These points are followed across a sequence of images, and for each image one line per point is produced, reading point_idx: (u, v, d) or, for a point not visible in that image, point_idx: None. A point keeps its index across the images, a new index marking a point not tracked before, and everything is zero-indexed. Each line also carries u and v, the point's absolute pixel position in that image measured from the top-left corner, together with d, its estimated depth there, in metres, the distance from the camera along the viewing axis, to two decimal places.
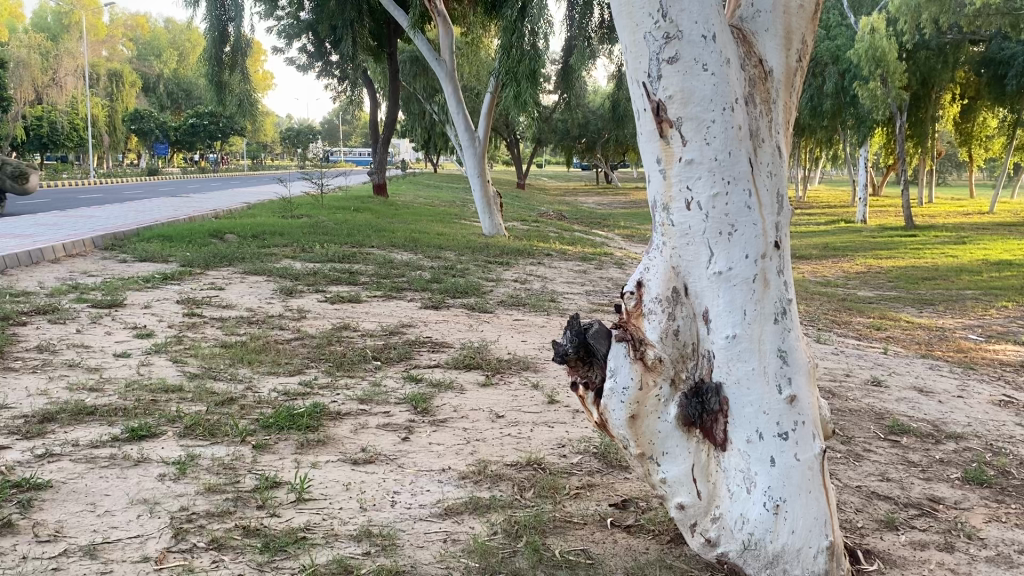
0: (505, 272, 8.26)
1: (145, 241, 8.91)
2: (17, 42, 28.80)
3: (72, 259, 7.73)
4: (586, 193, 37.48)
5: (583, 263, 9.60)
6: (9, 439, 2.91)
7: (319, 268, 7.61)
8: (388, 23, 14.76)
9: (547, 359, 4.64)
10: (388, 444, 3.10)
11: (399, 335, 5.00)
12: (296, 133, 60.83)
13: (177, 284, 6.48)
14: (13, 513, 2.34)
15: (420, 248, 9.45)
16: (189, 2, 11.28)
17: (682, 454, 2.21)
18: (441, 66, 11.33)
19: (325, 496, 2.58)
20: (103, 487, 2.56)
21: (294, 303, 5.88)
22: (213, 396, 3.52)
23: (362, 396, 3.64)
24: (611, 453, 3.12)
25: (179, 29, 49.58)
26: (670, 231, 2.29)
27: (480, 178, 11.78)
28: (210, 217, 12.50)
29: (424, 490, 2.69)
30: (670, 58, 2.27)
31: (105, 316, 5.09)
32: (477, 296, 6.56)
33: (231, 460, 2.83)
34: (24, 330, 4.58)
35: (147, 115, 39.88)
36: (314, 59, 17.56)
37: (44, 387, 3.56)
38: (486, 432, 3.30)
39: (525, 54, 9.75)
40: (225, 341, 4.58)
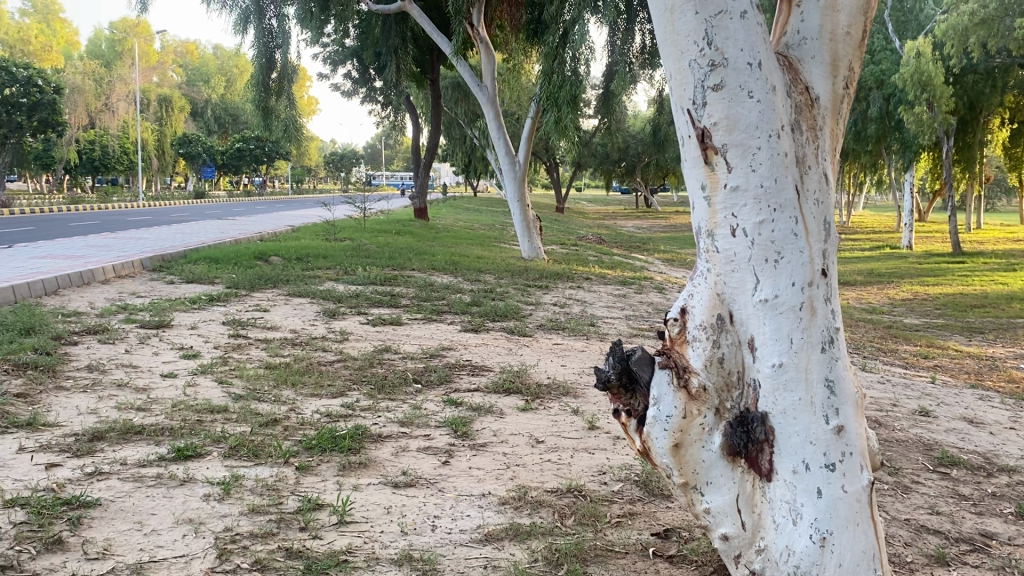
0: (544, 295, 8.27)
1: (193, 262, 9.09)
2: (73, 69, 29.72)
3: (121, 280, 7.91)
4: (627, 217, 37.39)
5: (624, 288, 9.56)
6: (60, 457, 2.99)
7: (362, 290, 7.70)
8: (431, 50, 15.00)
9: (587, 384, 4.62)
10: (429, 468, 3.10)
11: (439, 358, 5.03)
12: (339, 158, 61.91)
13: (223, 305, 6.60)
14: (63, 530, 2.39)
15: (460, 272, 9.49)
16: (238, 29, 11.56)
17: (727, 483, 2.18)
18: (482, 92, 11.41)
19: (367, 519, 2.59)
20: (150, 506, 2.60)
21: (336, 326, 5.95)
22: (257, 417, 3.56)
23: (402, 419, 3.66)
24: (652, 481, 3.09)
25: (228, 55, 50.76)
26: (714, 258, 2.29)
27: (519, 202, 11.84)
28: (256, 240, 12.69)
29: (465, 515, 2.68)
30: (715, 85, 2.27)
31: (152, 337, 5.18)
32: (516, 320, 6.56)
33: (275, 481, 2.86)
34: (76, 350, 4.68)
35: (195, 139, 40.91)
36: (358, 85, 17.90)
37: (94, 406, 3.64)
38: (526, 457, 3.29)
39: (566, 80, 9.79)
40: (270, 362, 4.65)
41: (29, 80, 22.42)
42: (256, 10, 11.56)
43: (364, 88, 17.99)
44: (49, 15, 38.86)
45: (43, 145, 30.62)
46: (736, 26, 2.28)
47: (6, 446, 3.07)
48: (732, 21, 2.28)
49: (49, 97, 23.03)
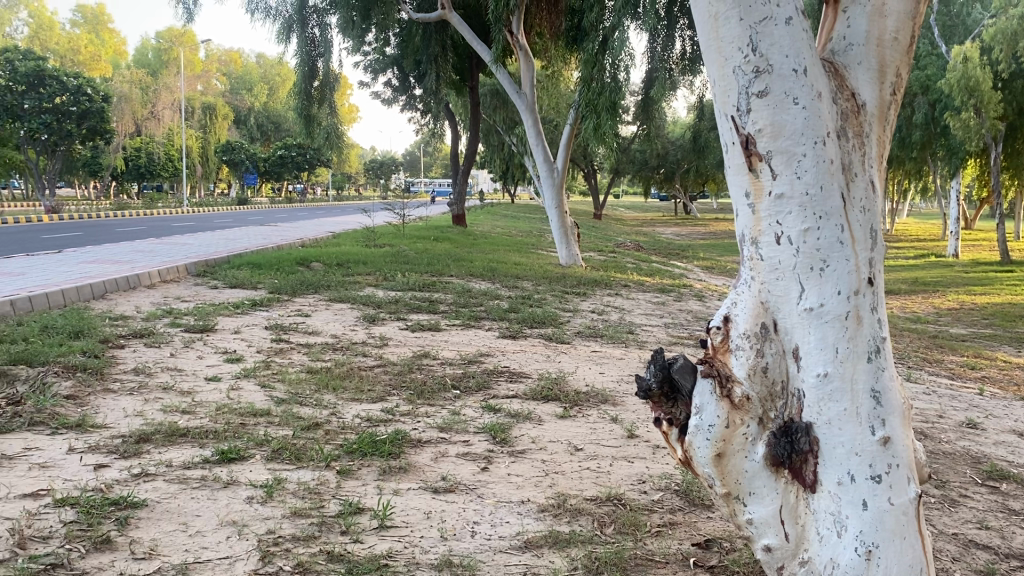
0: (582, 302, 8.25)
1: (236, 267, 9.24)
2: (121, 78, 30.37)
3: (166, 284, 8.05)
4: (666, 224, 37.14)
5: (662, 295, 9.50)
6: (108, 458, 3.05)
7: (401, 296, 7.75)
8: (471, 57, 15.11)
9: (626, 392, 4.59)
10: (468, 473, 3.11)
11: (477, 364, 5.04)
12: (379, 165, 62.46)
13: (266, 310, 6.69)
14: (111, 530, 2.43)
15: (498, 278, 9.51)
16: (281, 38, 11.73)
17: (770, 495, 2.15)
18: (521, 99, 11.42)
19: (406, 524, 2.61)
20: (194, 508, 2.64)
21: (376, 331, 5.99)
22: (299, 421, 3.61)
23: (441, 425, 3.68)
24: (693, 491, 3.06)
25: (270, 63, 51.46)
26: (758, 265, 2.28)
27: (558, 208, 11.83)
28: (297, 245, 12.84)
29: (504, 522, 2.68)
30: (759, 91, 2.26)
31: (197, 340, 5.27)
32: (555, 326, 6.55)
33: (317, 484, 2.89)
34: (122, 353, 4.78)
35: (238, 147, 41.58)
36: (399, 92, 18.07)
37: (140, 408, 3.71)
38: (566, 465, 3.29)
39: (605, 87, 9.76)
40: (312, 367, 4.70)
41: (79, 89, 22.93)
42: (300, 19, 11.73)
43: (404, 96, 18.17)
44: (98, 25, 39.85)
45: (92, 152, 31.36)
46: (780, 32, 2.27)
47: (57, 447, 3.14)
48: (776, 28, 2.27)
49: (98, 106, 23.55)
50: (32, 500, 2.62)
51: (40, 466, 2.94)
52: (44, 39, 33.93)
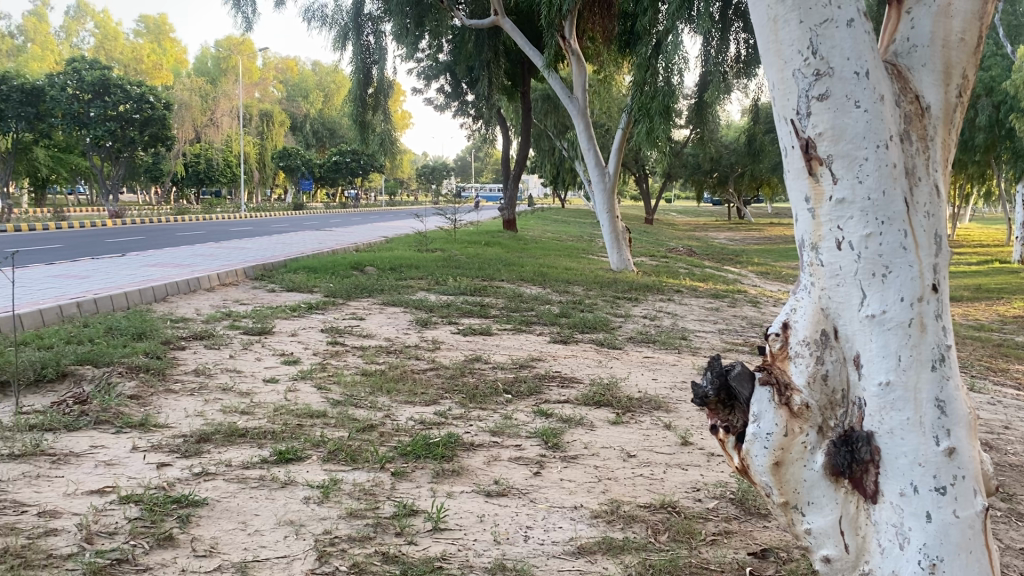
0: (634, 307, 8.20)
1: (292, 271, 9.39)
2: (181, 86, 31.12)
3: (225, 288, 8.23)
4: (719, 229, 36.72)
5: (716, 301, 9.38)
6: (170, 457, 3.13)
7: (452, 300, 7.79)
8: (523, 62, 15.16)
9: (680, 398, 4.55)
10: (521, 478, 3.11)
11: (528, 369, 5.04)
12: (431, 170, 62.93)
13: (321, 313, 6.79)
14: (173, 527, 2.49)
15: (548, 283, 9.50)
16: (336, 46, 11.92)
17: (829, 504, 2.10)
18: (573, 104, 11.39)
19: (460, 527, 2.62)
20: (253, 507, 2.69)
21: (429, 335, 6.04)
22: (354, 423, 3.65)
23: (494, 429, 3.69)
24: (748, 500, 3.02)
25: (325, 70, 52.27)
26: (819, 271, 2.24)
27: (609, 213, 11.79)
28: (351, 250, 13.02)
29: (557, 527, 2.68)
30: (820, 95, 2.23)
31: (255, 343, 5.38)
32: (606, 331, 6.53)
33: (372, 486, 2.93)
34: (184, 354, 4.90)
35: (294, 153, 42.32)
36: (451, 98, 18.21)
37: (201, 408, 3.80)
38: (618, 471, 3.27)
39: (658, 90, 9.67)
40: (366, 369, 4.76)
41: (142, 97, 23.59)
42: (355, 26, 11.90)
43: (456, 101, 18.31)
44: (160, 35, 41.02)
45: (153, 159, 32.20)
46: (843, 34, 2.23)
47: (121, 446, 3.23)
48: (838, 30, 2.23)
49: (160, 113, 24.19)
50: (99, 497, 2.70)
51: (106, 464, 3.02)
52: (109, 49, 35.01)
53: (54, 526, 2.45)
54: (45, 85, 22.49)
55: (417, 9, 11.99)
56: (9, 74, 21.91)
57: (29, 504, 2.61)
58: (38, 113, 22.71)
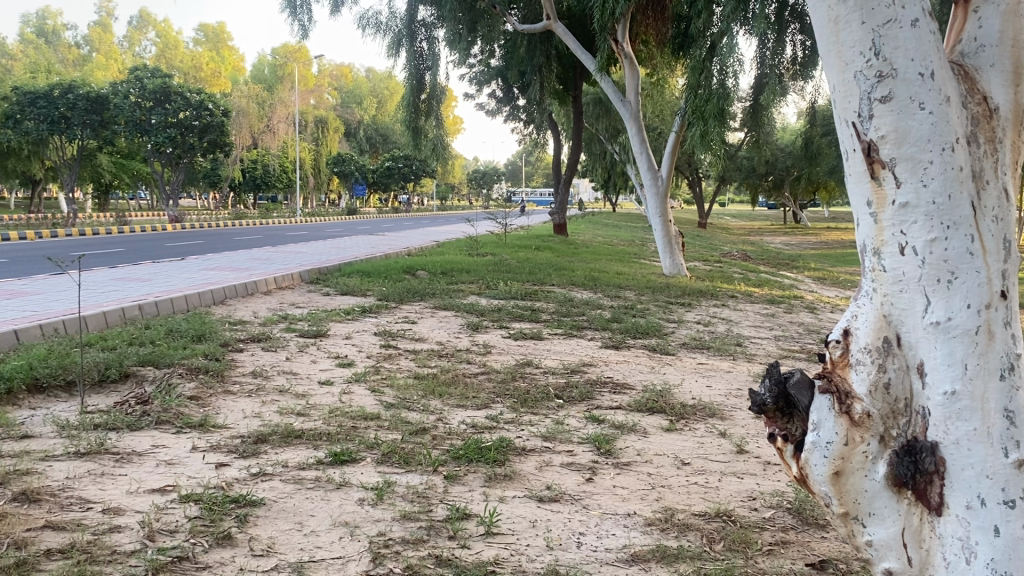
0: (687, 313, 8.12)
1: (346, 275, 9.51)
2: (239, 93, 31.78)
3: (281, 291, 8.37)
4: (774, 233, 36.12)
5: (772, 307, 9.23)
6: (229, 457, 3.19)
7: (503, 304, 7.80)
8: (575, 67, 15.16)
9: (735, 406, 4.48)
10: (573, 484, 3.10)
11: (580, 374, 5.02)
12: (482, 175, 63.23)
13: (374, 316, 6.86)
14: (232, 526, 2.54)
15: (600, 288, 9.46)
16: (390, 53, 12.07)
17: (891, 515, 2.05)
18: (625, 108, 11.32)
19: (513, 531, 2.62)
20: (309, 508, 2.72)
21: (480, 339, 6.05)
22: (407, 425, 3.68)
23: (546, 434, 3.68)
24: (806, 510, 2.95)
25: (379, 77, 52.89)
26: (881, 277, 2.19)
27: (661, 217, 11.70)
28: (404, 254, 13.13)
29: (611, 534, 2.66)
30: (882, 97, 2.18)
31: (311, 345, 5.46)
32: (658, 337, 6.47)
33: (425, 488, 2.94)
34: (242, 356, 5.00)
35: (349, 159, 42.91)
36: (503, 103, 18.30)
37: (258, 410, 3.87)
38: (672, 479, 3.23)
39: (713, 93, 9.54)
40: (418, 373, 4.79)
41: (202, 104, 24.13)
42: (408, 33, 12.03)
43: (507, 106, 18.38)
44: (219, 43, 42.04)
45: (212, 165, 32.94)
46: (907, 35, 2.18)
47: (181, 445, 3.30)
48: (902, 30, 2.18)
49: (218, 119, 24.71)
50: (160, 495, 2.76)
51: (167, 463, 3.09)
52: (169, 57, 35.95)
53: (118, 522, 2.52)
54: (109, 93, 23.13)
55: (470, 16, 12.06)
56: (75, 83, 22.58)
57: (95, 501, 2.69)
58: (102, 120, 23.37)
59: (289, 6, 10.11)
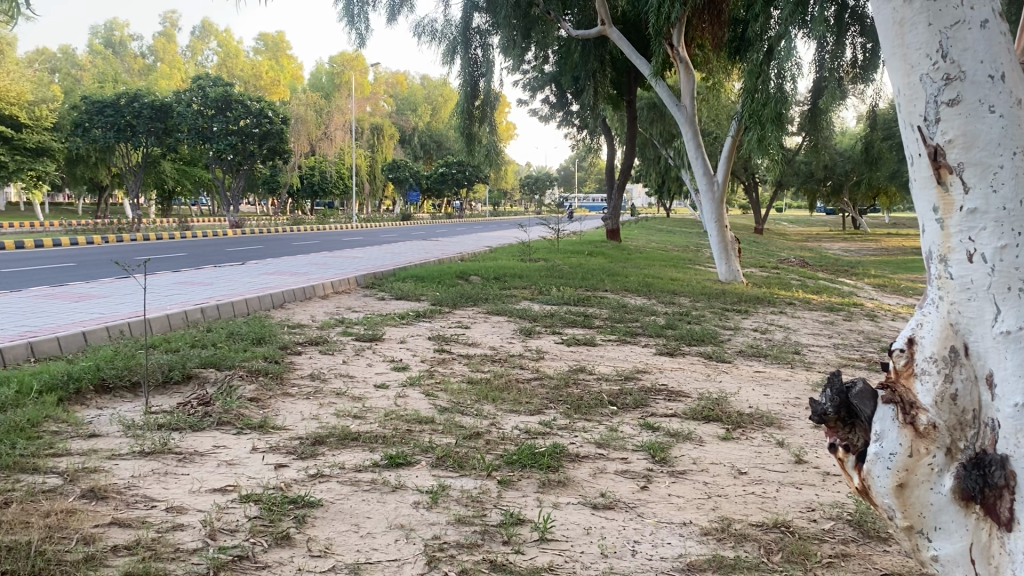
0: (744, 320, 8.00)
1: (401, 280, 9.61)
2: (297, 101, 32.39)
3: (338, 295, 8.50)
4: (833, 239, 35.40)
5: (831, 314, 9.05)
6: (287, 458, 3.25)
7: (556, 310, 7.80)
8: (629, 72, 15.11)
9: (793, 415, 4.41)
10: (627, 491, 3.08)
11: (634, 381, 4.98)
12: (535, 181, 63.33)
13: (428, 321, 6.92)
14: (291, 527, 2.59)
15: (654, 294, 9.40)
16: (445, 60, 12.19)
17: (958, 530, 1.98)
18: (680, 112, 11.23)
19: (567, 538, 2.61)
20: (366, 510, 2.76)
21: (533, 344, 6.06)
22: (461, 430, 3.70)
23: (600, 441, 3.67)
24: (868, 522, 2.88)
25: (433, 83, 53.35)
26: (948, 284, 2.14)
27: (717, 223, 11.57)
28: (457, 259, 13.22)
29: (666, 542, 2.63)
30: (950, 100, 2.13)
31: (367, 349, 5.53)
32: (714, 344, 6.39)
33: (479, 493, 2.95)
34: (300, 359, 5.08)
35: (403, 165, 43.38)
36: (556, 109, 18.35)
37: (316, 412, 3.93)
38: (728, 488, 3.19)
39: (770, 97, 9.38)
40: (472, 377, 4.81)
41: (262, 112, 24.63)
42: (463, 40, 12.13)
43: (561, 112, 18.41)
44: (278, 52, 42.92)
45: (270, 171, 33.62)
46: (976, 36, 2.12)
47: (241, 446, 3.38)
48: (971, 31, 2.13)
49: (278, 127, 25.17)
50: (222, 495, 2.82)
51: (227, 464, 3.16)
52: (231, 66, 36.81)
53: (181, 521, 2.58)
54: (172, 102, 23.78)
55: (525, 22, 12.10)
56: (140, 92, 23.26)
57: (159, 500, 2.76)
58: (166, 128, 24.05)
59: (347, 15, 10.27)
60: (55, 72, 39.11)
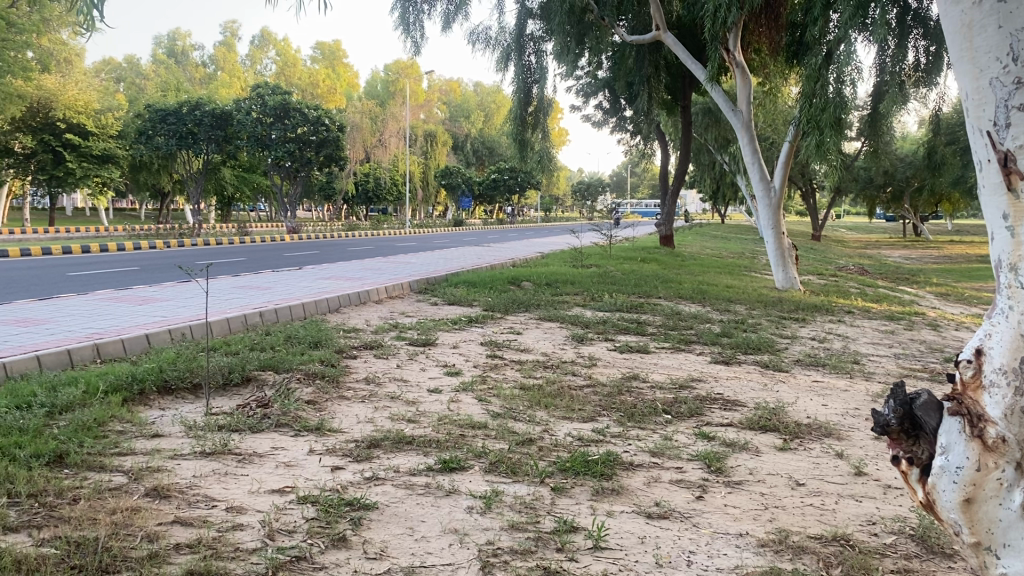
0: (801, 329, 7.87)
1: (453, 286, 9.67)
2: (353, 109, 32.89)
3: (392, 300, 8.59)
4: (893, 247, 34.60)
5: (891, 323, 8.85)
6: (344, 461, 3.29)
7: (609, 317, 7.76)
8: (684, 77, 14.99)
9: (853, 426, 4.32)
10: (682, 501, 3.05)
11: (689, 390, 4.92)
12: (587, 187, 63.16)
13: (481, 326, 6.95)
14: (347, 529, 2.62)
15: (708, 301, 9.30)
16: (499, 68, 12.24)
17: None
18: (737, 117, 11.09)
19: (621, 547, 2.59)
20: (420, 513, 2.78)
21: (586, 351, 6.04)
22: (514, 435, 3.71)
23: (654, 449, 3.64)
24: (931, 537, 2.81)
25: (487, 90, 53.61)
26: (1017, 294, 2.08)
27: (774, 230, 11.41)
28: (509, 265, 13.24)
29: (722, 553, 2.60)
30: (1021, 104, 2.07)
31: (420, 353, 5.58)
32: (771, 353, 6.29)
33: (532, 499, 2.96)
34: (355, 362, 5.15)
35: (455, 171, 43.68)
36: (609, 114, 18.30)
37: (371, 415, 3.98)
38: (786, 500, 3.14)
39: (828, 102, 9.22)
40: (524, 384, 4.81)
41: (319, 119, 24.96)
42: (517, 47, 12.18)
43: (614, 117, 18.36)
44: (335, 60, 43.62)
45: (326, 177, 34.16)
46: None
47: (299, 447, 3.44)
48: None
49: (334, 134, 25.49)
50: (280, 496, 2.87)
51: (285, 465, 3.22)
52: (289, 75, 37.57)
53: (241, 521, 2.63)
54: (232, 110, 24.33)
55: (579, 28, 12.09)
56: (202, 101, 23.88)
57: (219, 499, 2.82)
58: (226, 136, 24.62)
59: (402, 23, 10.40)
60: (121, 82, 40.46)
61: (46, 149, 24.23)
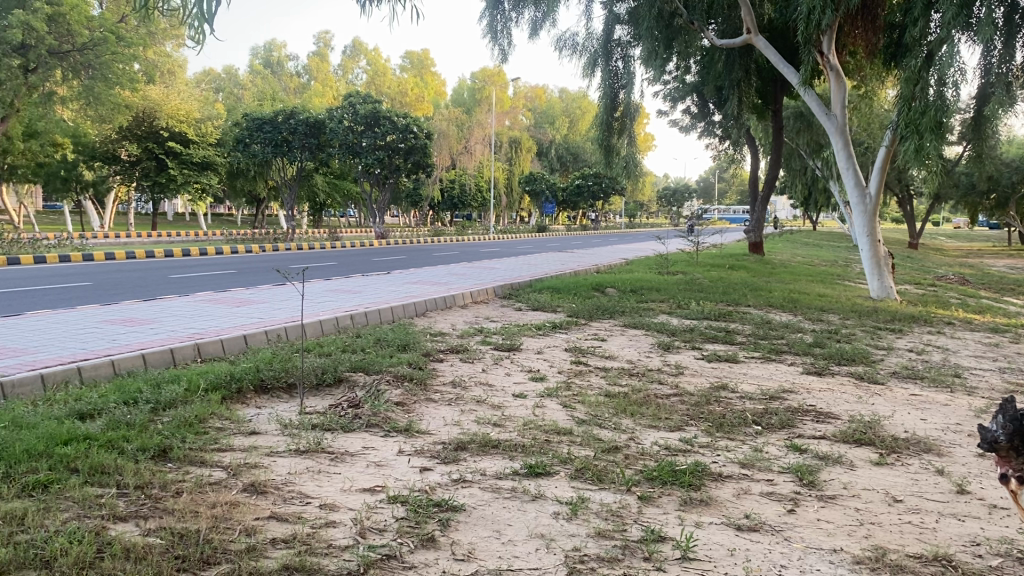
0: (898, 340, 7.58)
1: (537, 291, 9.69)
2: (440, 116, 33.37)
3: (477, 305, 8.67)
4: (999, 256, 32.97)
5: (994, 335, 8.45)
6: (431, 462, 3.35)
7: (695, 325, 7.64)
8: (775, 80, 14.69)
9: (954, 442, 4.14)
10: (773, 514, 2.99)
11: (780, 401, 4.82)
12: (674, 193, 62.33)
13: (565, 332, 6.95)
14: (435, 530, 2.66)
15: (799, 310, 9.08)
16: (585, 73, 12.24)
17: None
18: (830, 121, 10.76)
19: (710, 558, 2.55)
20: (507, 517, 2.80)
21: (672, 359, 5.98)
22: (599, 442, 3.70)
23: (744, 461, 3.57)
24: None
25: (573, 96, 53.59)
26: None
27: (869, 238, 11.03)
28: (593, 271, 13.19)
29: (815, 569, 2.53)
30: None
31: (505, 358, 5.62)
32: (866, 365, 6.09)
33: (619, 507, 2.94)
34: (441, 366, 5.22)
35: (540, 177, 43.80)
36: (697, 119, 18.08)
37: (458, 418, 4.03)
38: (883, 516, 3.04)
39: (929, 105, 8.88)
40: (609, 391, 4.79)
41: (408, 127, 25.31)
42: (604, 52, 12.17)
43: (702, 122, 18.13)
44: (423, 69, 44.37)
45: (414, 184, 34.73)
46: None
47: (388, 448, 3.51)
48: None
49: (422, 141, 25.83)
50: (370, 495, 2.94)
51: (376, 465, 3.30)
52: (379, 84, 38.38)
53: (333, 518, 2.71)
54: (324, 118, 25.00)
55: (667, 33, 11.98)
56: (296, 109, 24.62)
57: (313, 496, 2.90)
58: (319, 143, 25.38)
59: (490, 31, 10.52)
60: (220, 91, 42.12)
61: (150, 156, 25.41)
